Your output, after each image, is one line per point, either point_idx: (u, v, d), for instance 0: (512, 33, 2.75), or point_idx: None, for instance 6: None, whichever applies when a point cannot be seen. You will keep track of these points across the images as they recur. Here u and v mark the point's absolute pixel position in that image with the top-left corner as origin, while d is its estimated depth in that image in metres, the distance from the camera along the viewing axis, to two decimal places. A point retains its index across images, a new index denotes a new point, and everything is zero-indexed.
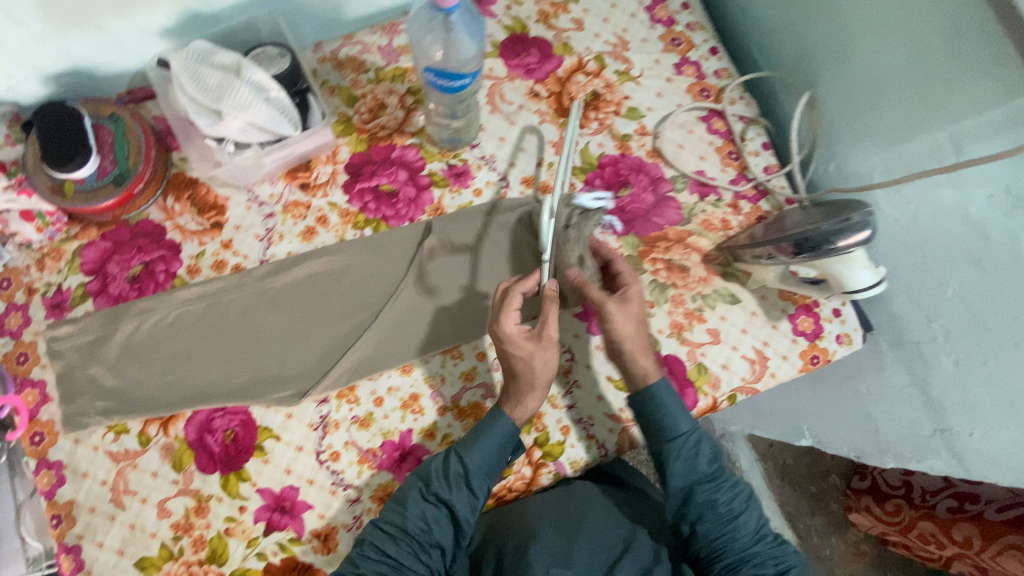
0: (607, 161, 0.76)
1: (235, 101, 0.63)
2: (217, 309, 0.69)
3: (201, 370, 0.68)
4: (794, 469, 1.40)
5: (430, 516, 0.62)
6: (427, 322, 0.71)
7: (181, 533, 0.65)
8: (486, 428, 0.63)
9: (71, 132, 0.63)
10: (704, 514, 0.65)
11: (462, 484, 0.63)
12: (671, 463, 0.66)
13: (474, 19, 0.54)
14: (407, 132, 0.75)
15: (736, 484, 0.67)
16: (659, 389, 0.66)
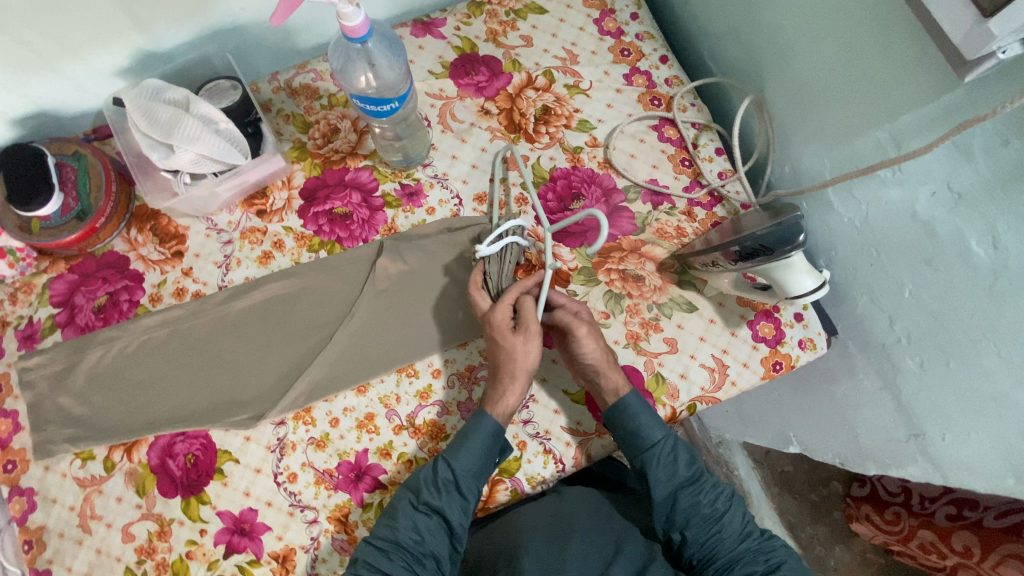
0: (559, 174, 0.76)
1: (184, 134, 0.64)
2: (181, 335, 0.71)
3: (163, 396, 0.70)
4: (793, 477, 1.35)
5: (423, 526, 0.62)
6: (382, 342, 0.72)
7: (144, 557, 0.66)
8: (471, 428, 0.64)
9: (32, 171, 0.66)
10: (690, 519, 0.66)
11: (451, 490, 0.63)
12: (653, 472, 0.66)
13: (390, 44, 0.58)
14: (360, 154, 0.77)
15: (716, 484, 0.68)
16: (632, 400, 0.66)
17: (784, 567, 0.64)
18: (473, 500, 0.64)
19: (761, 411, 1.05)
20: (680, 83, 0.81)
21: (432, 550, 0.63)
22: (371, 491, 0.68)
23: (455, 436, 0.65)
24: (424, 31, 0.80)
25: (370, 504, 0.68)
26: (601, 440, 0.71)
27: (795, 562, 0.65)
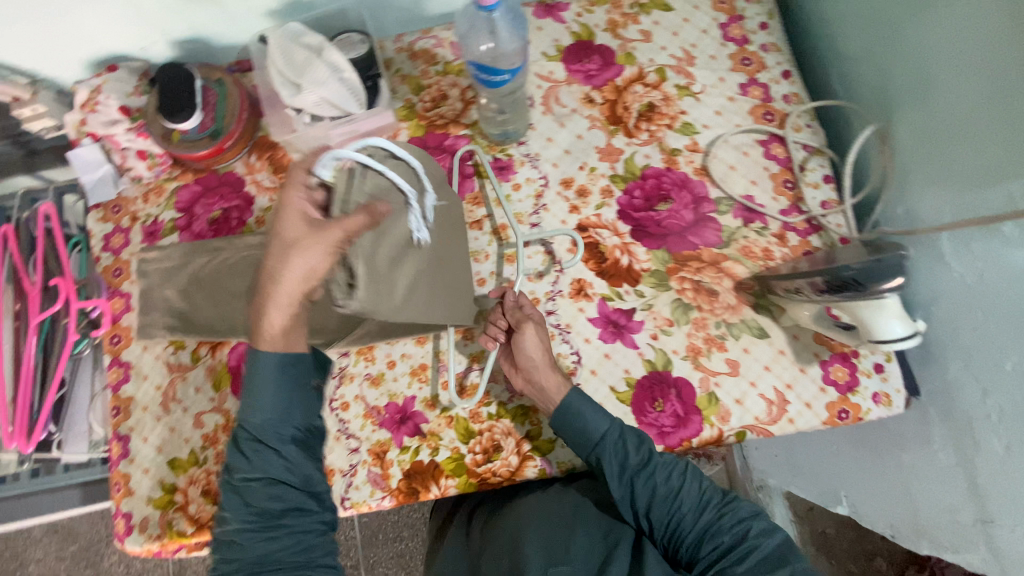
0: (651, 173, 0.76)
1: (313, 78, 0.71)
2: None
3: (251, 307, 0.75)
4: (833, 541, 1.27)
5: (252, 496, 0.59)
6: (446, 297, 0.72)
7: (208, 444, 0.74)
8: (252, 371, 0.61)
9: (180, 89, 0.74)
10: (652, 503, 0.64)
11: (265, 447, 0.60)
12: (603, 462, 0.64)
13: (515, 18, 0.61)
14: (462, 123, 0.80)
15: (669, 459, 0.66)
16: (573, 397, 0.65)
17: (750, 531, 0.62)
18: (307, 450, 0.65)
19: (814, 462, 0.98)
20: (798, 101, 0.77)
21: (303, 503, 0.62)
22: (410, 436, 0.72)
23: (245, 387, 0.61)
24: (546, 13, 0.81)
25: (408, 448, 0.72)
26: None
27: (761, 521, 0.63)
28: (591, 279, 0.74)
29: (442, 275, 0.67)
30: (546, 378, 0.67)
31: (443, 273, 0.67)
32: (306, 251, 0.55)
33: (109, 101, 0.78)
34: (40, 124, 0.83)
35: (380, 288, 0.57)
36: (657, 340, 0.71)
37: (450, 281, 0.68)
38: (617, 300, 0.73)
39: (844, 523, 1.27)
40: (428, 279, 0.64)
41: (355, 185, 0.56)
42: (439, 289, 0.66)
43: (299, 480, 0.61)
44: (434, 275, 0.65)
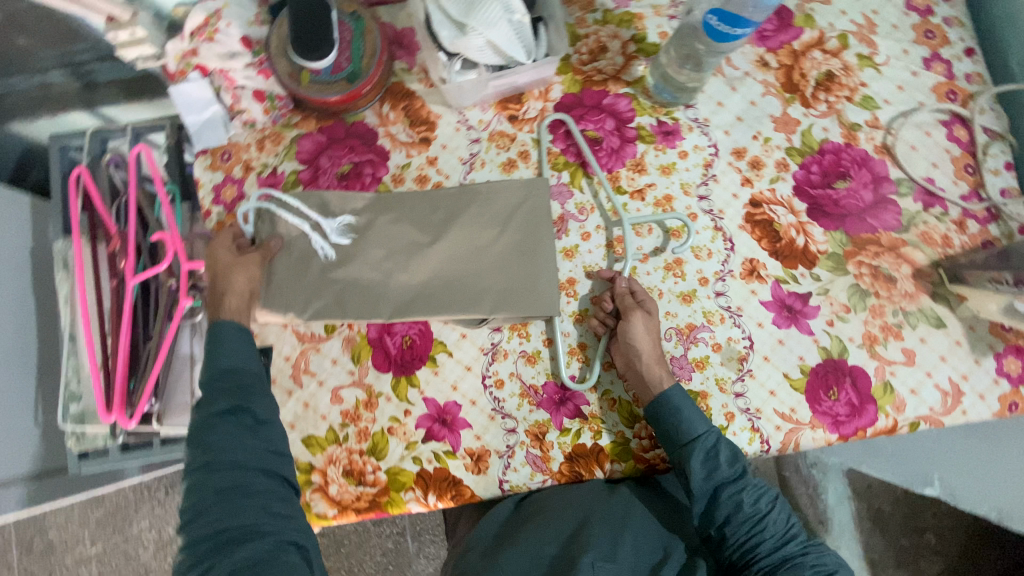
0: (829, 148, 0.71)
1: (484, 17, 0.61)
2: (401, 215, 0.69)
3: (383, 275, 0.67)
4: (889, 518, 1.16)
5: (227, 430, 0.53)
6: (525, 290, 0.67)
7: (349, 421, 0.68)
8: (219, 337, 0.59)
9: (316, 22, 0.63)
10: (731, 517, 0.60)
11: (238, 387, 0.56)
12: (694, 465, 0.60)
13: None
14: (623, 80, 0.72)
15: (760, 481, 0.61)
16: (674, 394, 0.62)
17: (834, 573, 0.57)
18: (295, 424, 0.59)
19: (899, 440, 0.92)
20: (981, 81, 0.73)
21: (278, 446, 0.56)
22: (570, 418, 0.68)
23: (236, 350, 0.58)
24: None
25: (569, 430, 0.67)
26: (813, 433, 0.66)
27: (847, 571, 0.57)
28: (764, 259, 0.69)
29: (366, 266, 0.67)
30: (651, 367, 0.63)
31: (369, 269, 0.67)
32: (247, 264, 0.64)
33: (230, 29, 0.68)
34: (135, 51, 0.70)
35: (289, 297, 0.67)
36: (833, 326, 0.68)
37: (396, 268, 0.67)
38: (792, 283, 0.69)
39: (903, 499, 1.16)
40: (382, 286, 0.67)
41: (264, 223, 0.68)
42: (457, 288, 0.66)
43: (255, 425, 0.55)
44: (355, 275, 0.67)
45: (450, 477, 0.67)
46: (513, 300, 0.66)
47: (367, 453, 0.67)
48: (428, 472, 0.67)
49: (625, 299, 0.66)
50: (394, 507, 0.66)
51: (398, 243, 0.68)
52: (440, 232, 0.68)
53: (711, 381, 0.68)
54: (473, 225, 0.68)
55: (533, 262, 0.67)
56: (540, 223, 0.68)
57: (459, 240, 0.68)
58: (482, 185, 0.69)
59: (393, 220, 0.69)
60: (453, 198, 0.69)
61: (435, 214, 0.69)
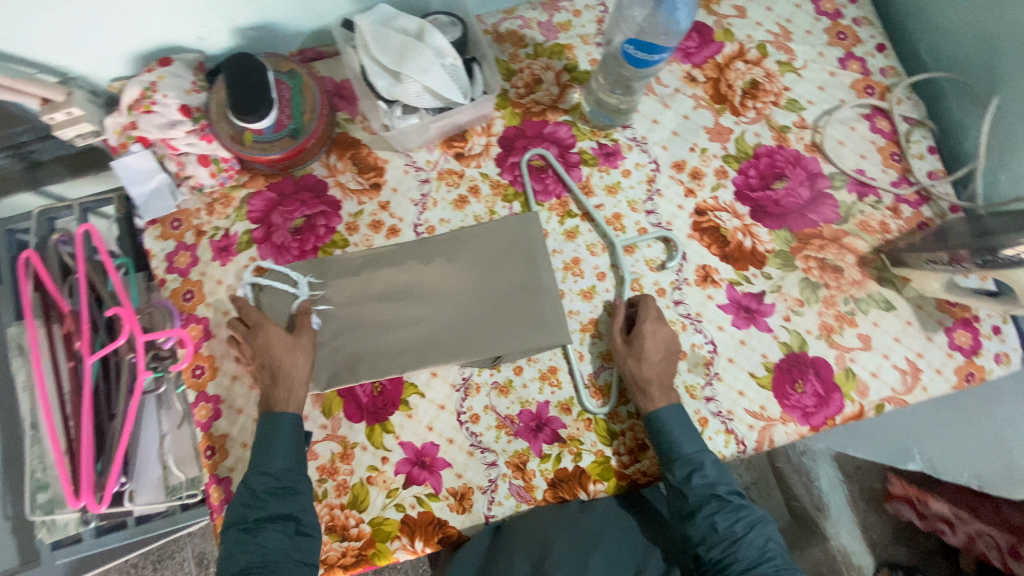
0: (763, 152, 0.74)
1: (417, 65, 0.64)
2: (391, 269, 0.70)
3: (382, 334, 0.68)
4: (881, 495, 1.18)
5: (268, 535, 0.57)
6: (526, 322, 0.68)
7: (326, 477, 0.67)
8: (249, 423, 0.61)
9: (253, 81, 0.64)
10: (706, 537, 0.60)
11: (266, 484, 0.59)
12: (673, 480, 0.62)
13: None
14: (561, 108, 0.75)
15: (739, 505, 0.61)
16: (666, 415, 0.63)
17: None
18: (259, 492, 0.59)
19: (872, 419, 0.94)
20: (895, 74, 0.77)
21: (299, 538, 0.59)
22: (549, 444, 0.68)
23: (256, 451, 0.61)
24: None
25: (549, 456, 0.68)
26: (785, 427, 0.68)
27: None
28: (716, 264, 0.71)
29: (365, 324, 0.69)
30: (653, 386, 0.64)
31: (368, 327, 0.69)
32: (297, 351, 0.64)
33: (167, 100, 0.67)
34: (73, 130, 0.70)
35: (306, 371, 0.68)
36: (790, 321, 0.71)
37: (391, 324, 0.69)
38: (745, 284, 0.71)
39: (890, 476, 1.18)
40: (385, 342, 0.68)
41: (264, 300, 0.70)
42: (461, 334, 0.68)
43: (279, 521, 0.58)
44: (365, 333, 0.69)
45: (436, 520, 0.66)
46: (523, 335, 0.68)
47: (349, 506, 0.66)
48: (413, 517, 0.66)
49: (618, 322, 0.68)
50: (382, 559, 0.65)
51: (388, 298, 0.69)
52: (432, 281, 0.69)
53: (681, 389, 0.69)
54: (465, 270, 0.70)
55: (534, 298, 0.69)
56: (538, 258, 0.70)
57: (453, 287, 0.69)
58: (473, 231, 0.71)
59: (383, 275, 0.70)
60: (435, 245, 0.71)
61: (423, 263, 0.70)
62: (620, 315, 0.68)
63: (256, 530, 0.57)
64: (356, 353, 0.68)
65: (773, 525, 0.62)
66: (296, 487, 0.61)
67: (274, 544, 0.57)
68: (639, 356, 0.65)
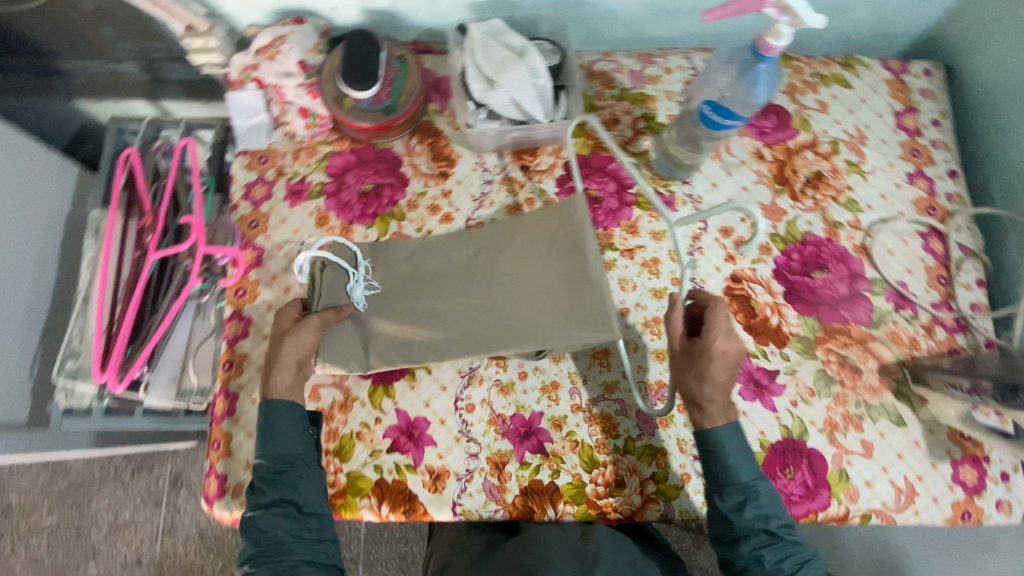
0: (811, 241, 0.76)
1: (511, 78, 0.70)
2: (443, 263, 0.73)
3: (425, 322, 0.69)
4: None
5: (268, 519, 0.61)
6: (571, 310, 0.66)
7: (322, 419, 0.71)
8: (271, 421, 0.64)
9: (363, 55, 0.73)
10: (750, 567, 0.59)
11: (282, 477, 0.62)
12: (721, 506, 0.61)
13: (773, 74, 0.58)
14: (629, 150, 0.79)
15: (791, 542, 0.60)
16: (722, 435, 0.61)
17: None
18: (271, 486, 0.62)
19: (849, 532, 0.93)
20: (960, 202, 0.79)
21: (320, 534, 0.62)
22: (532, 453, 0.69)
23: (260, 440, 0.65)
24: None
25: (528, 464, 0.69)
26: None
27: None
28: (738, 332, 0.73)
29: (412, 308, 0.70)
30: (710, 404, 0.61)
31: (416, 312, 0.70)
32: (299, 331, 0.66)
33: (290, 53, 0.75)
34: (204, 58, 0.79)
35: (344, 351, 0.69)
36: (797, 407, 0.71)
37: (438, 312, 0.70)
38: (761, 359, 0.72)
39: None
40: (429, 329, 0.69)
41: (322, 282, 0.70)
42: (507, 331, 0.67)
43: (297, 514, 0.61)
44: (407, 321, 0.70)
45: (406, 491, 0.68)
46: (567, 325, 0.65)
47: (333, 453, 0.70)
48: (387, 482, 0.68)
49: (677, 329, 0.63)
50: (348, 511, 0.68)
51: (437, 290, 0.71)
52: (484, 275, 0.71)
53: (672, 439, 0.69)
54: (523, 260, 0.71)
55: (580, 287, 0.66)
56: (588, 240, 0.69)
57: (503, 280, 0.70)
58: (521, 222, 0.73)
59: (434, 264, 0.73)
60: (488, 247, 0.73)
61: (474, 256, 0.72)
62: (676, 304, 0.63)
63: (266, 519, 0.61)
64: (397, 339, 0.69)
65: (822, 566, 0.61)
66: (290, 473, 0.63)
67: (285, 534, 0.61)
68: (701, 374, 0.61)
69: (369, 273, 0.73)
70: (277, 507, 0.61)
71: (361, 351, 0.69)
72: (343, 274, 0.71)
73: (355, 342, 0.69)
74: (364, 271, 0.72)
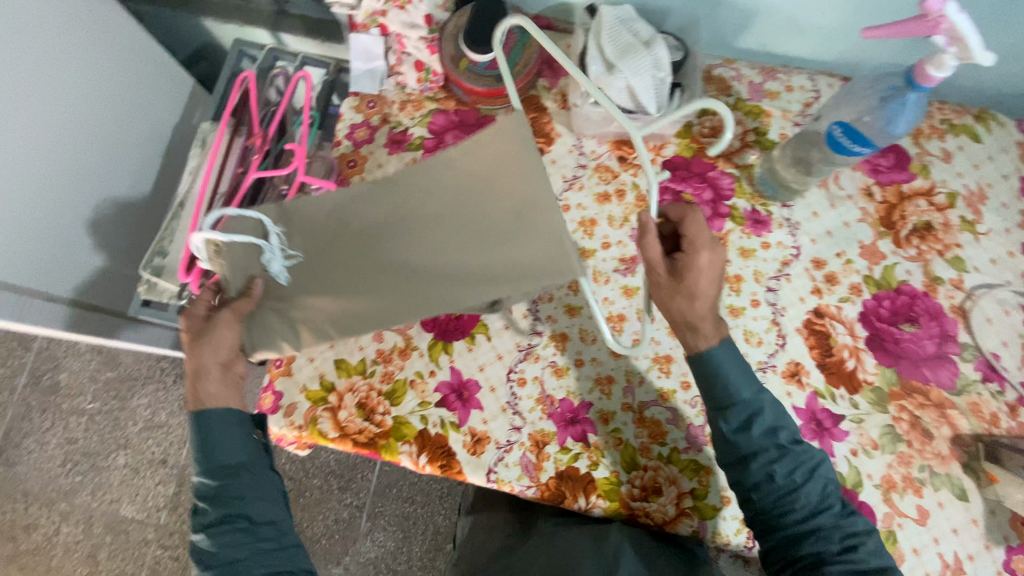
0: (906, 291, 0.72)
1: (632, 66, 0.69)
2: (370, 230, 0.67)
3: (364, 298, 0.64)
4: None
5: (223, 538, 0.60)
6: (526, 247, 0.62)
7: (379, 361, 0.73)
8: (205, 440, 0.61)
9: (487, 21, 0.73)
10: (762, 482, 0.57)
11: (230, 493, 0.61)
12: (726, 429, 0.60)
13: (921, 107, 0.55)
14: (733, 162, 0.77)
15: (801, 452, 0.58)
16: (719, 353, 0.60)
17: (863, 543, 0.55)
18: (216, 505, 0.61)
19: None
20: None
21: (277, 541, 0.62)
22: (574, 440, 0.69)
23: (197, 456, 0.62)
24: None
25: (568, 450, 0.68)
26: None
27: (877, 545, 0.56)
28: (810, 367, 0.70)
29: (340, 271, 0.66)
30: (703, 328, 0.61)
31: (344, 274, 0.66)
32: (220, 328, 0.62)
33: (420, 6, 0.76)
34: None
35: (272, 335, 0.65)
36: (856, 457, 0.68)
37: (371, 279, 0.64)
38: (828, 400, 0.69)
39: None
40: (362, 302, 0.64)
41: (229, 258, 0.65)
42: (452, 295, 0.62)
43: (251, 527, 0.60)
44: (338, 291, 0.65)
45: (446, 448, 0.69)
46: (522, 267, 0.61)
47: (384, 396, 0.71)
48: (429, 434, 0.70)
49: (655, 254, 0.61)
50: (387, 453, 0.69)
51: (365, 256, 0.66)
52: (410, 237, 0.65)
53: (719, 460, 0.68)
54: (452, 208, 0.66)
55: (533, 217, 0.63)
56: (532, 170, 0.64)
57: (436, 231, 0.65)
58: (448, 155, 0.67)
59: (358, 216, 0.67)
60: (414, 214, 0.66)
61: (404, 205, 0.67)
62: (646, 225, 0.60)
63: (220, 537, 0.60)
64: (333, 314, 0.65)
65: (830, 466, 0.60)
66: (235, 484, 0.61)
67: (246, 550, 0.60)
68: (690, 295, 0.60)
69: (282, 240, 0.66)
70: (228, 524, 0.60)
71: (290, 330, 0.65)
72: (252, 245, 0.65)
73: (276, 322, 0.65)
74: (278, 240, 0.66)
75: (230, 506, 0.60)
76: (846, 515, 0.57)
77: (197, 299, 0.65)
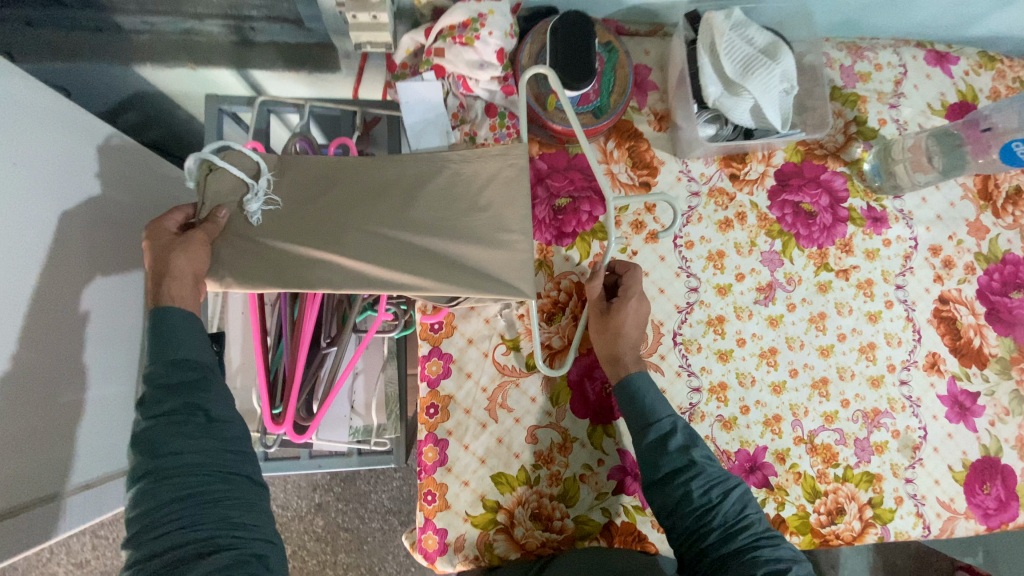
0: (1009, 259, 0.75)
1: (761, 82, 0.61)
2: (346, 172, 0.56)
3: (312, 237, 0.52)
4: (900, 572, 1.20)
5: (176, 430, 0.48)
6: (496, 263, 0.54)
7: (541, 463, 0.65)
8: (158, 330, 0.49)
9: (575, 50, 0.60)
10: (679, 506, 0.57)
11: (191, 385, 0.50)
12: (644, 449, 0.60)
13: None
14: (841, 159, 0.73)
15: (715, 472, 0.58)
16: (638, 378, 0.62)
17: (785, 561, 0.54)
18: (176, 394, 0.49)
19: None
20: None
21: (237, 445, 0.51)
22: (757, 487, 0.68)
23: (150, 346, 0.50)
24: (936, 61, 0.76)
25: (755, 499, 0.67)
26: (966, 522, 0.70)
27: (799, 567, 0.54)
28: (945, 355, 0.73)
29: (315, 233, 0.53)
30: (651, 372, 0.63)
31: (317, 237, 0.52)
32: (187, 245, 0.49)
33: (490, 39, 0.61)
34: (368, 35, 0.63)
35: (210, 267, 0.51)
36: (993, 426, 0.73)
37: (332, 223, 0.53)
38: (965, 380, 0.73)
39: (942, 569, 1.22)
40: (317, 255, 0.51)
41: (212, 184, 0.52)
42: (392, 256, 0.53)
43: (207, 423, 0.50)
44: (289, 241, 0.52)
45: (636, 533, 0.66)
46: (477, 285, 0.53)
47: (558, 499, 0.65)
48: (617, 524, 0.65)
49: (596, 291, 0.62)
50: None
51: (337, 225, 0.53)
52: (376, 208, 0.54)
53: (887, 465, 0.70)
54: (446, 197, 0.56)
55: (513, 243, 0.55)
56: (513, 193, 0.56)
57: (426, 222, 0.55)
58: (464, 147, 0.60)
59: (347, 171, 0.56)
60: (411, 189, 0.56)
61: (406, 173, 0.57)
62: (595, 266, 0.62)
63: (170, 428, 0.48)
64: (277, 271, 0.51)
65: (748, 488, 0.59)
66: (204, 401, 0.50)
67: (201, 453, 0.48)
68: (616, 331, 0.63)
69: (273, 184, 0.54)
70: (179, 414, 0.49)
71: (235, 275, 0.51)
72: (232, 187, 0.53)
73: (232, 257, 0.51)
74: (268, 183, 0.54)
75: (193, 392, 0.49)
76: (761, 533, 0.56)
77: (169, 213, 0.52)
